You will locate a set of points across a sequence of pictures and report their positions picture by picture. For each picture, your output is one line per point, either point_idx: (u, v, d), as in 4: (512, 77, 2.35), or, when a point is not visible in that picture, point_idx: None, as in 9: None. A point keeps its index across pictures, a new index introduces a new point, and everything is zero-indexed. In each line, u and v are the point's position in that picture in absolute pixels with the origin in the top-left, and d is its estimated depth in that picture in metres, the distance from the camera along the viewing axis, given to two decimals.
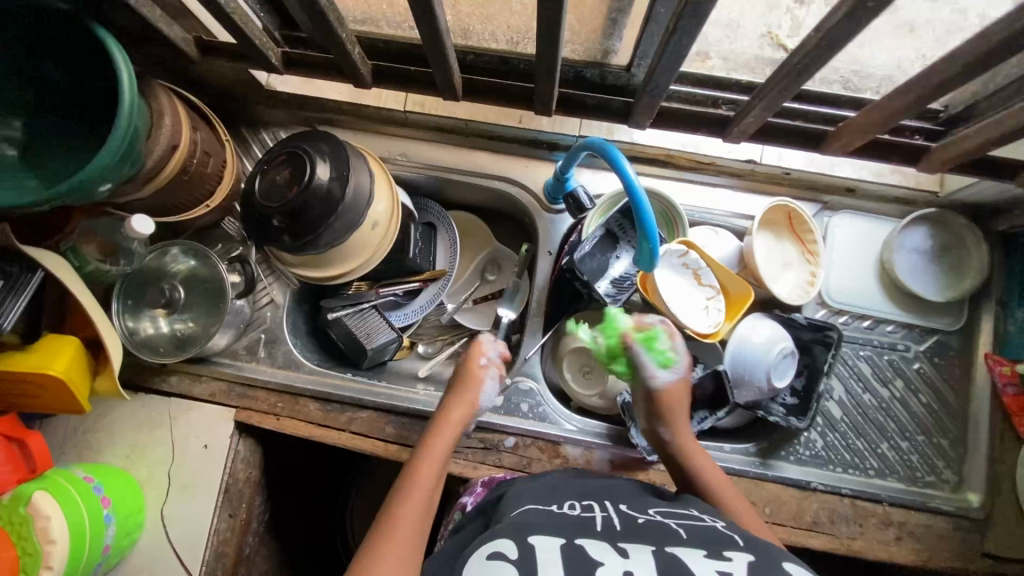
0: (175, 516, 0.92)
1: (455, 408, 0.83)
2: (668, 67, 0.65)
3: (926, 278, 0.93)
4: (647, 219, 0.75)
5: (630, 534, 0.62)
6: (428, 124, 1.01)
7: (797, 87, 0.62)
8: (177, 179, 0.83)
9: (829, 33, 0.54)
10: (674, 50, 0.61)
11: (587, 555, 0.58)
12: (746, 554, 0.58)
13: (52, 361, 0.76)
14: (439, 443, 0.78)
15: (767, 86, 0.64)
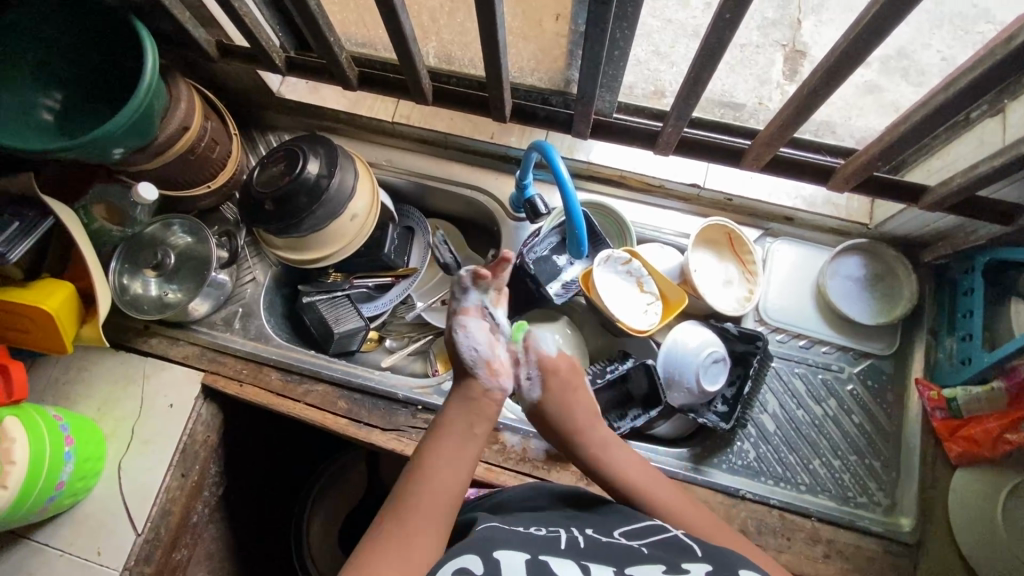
0: (131, 468, 0.97)
1: (469, 397, 0.72)
2: (595, 77, 0.77)
3: (860, 304, 0.98)
4: (575, 211, 0.88)
5: (594, 549, 0.59)
6: (413, 136, 1.14)
7: (698, 95, 0.75)
8: (184, 157, 0.96)
9: (712, 41, 0.66)
10: (592, 57, 0.73)
11: (548, 568, 0.55)
12: (705, 565, 0.57)
13: (46, 298, 0.85)
14: (455, 431, 0.68)
15: (676, 101, 0.78)
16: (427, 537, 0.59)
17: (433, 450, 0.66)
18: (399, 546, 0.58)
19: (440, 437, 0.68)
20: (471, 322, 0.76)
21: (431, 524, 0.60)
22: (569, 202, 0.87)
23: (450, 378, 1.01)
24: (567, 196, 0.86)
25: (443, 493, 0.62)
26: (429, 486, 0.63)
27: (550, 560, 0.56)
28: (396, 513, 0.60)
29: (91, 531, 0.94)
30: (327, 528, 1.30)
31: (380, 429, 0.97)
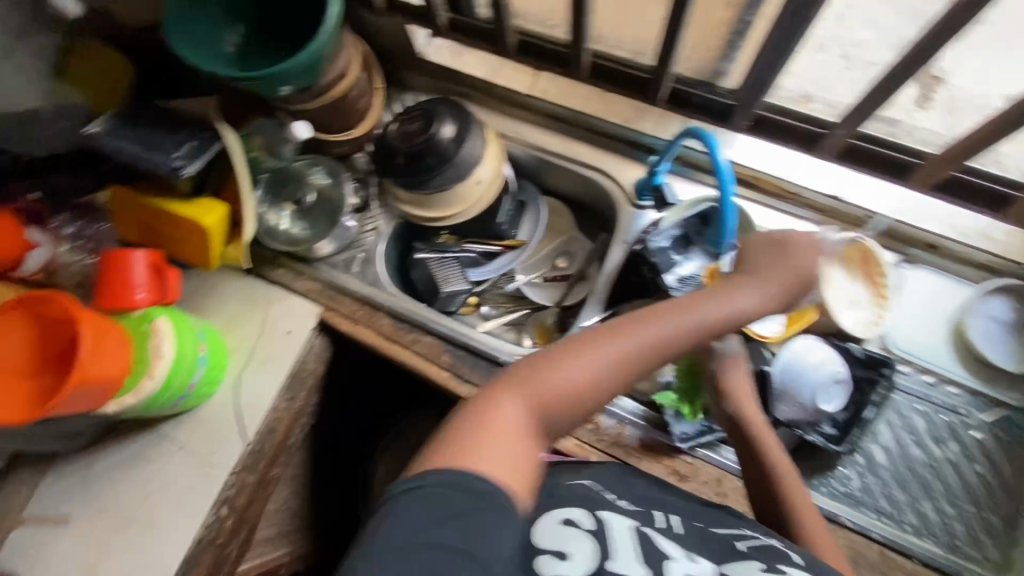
0: (246, 383, 1.04)
1: (728, 294, 0.78)
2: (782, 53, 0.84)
3: (1002, 348, 0.92)
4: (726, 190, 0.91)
5: (693, 536, 0.67)
6: (544, 110, 1.14)
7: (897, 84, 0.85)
8: (338, 103, 1.01)
9: None
10: None
11: (654, 543, 0.65)
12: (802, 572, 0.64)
13: (206, 216, 0.93)
14: (701, 313, 0.75)
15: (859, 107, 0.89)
16: (618, 372, 0.70)
17: (678, 312, 0.74)
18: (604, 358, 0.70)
19: (679, 303, 0.76)
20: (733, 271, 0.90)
21: (619, 367, 0.70)
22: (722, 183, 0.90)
23: None
24: (722, 178, 0.90)
25: (650, 348, 0.72)
26: (647, 337, 0.72)
27: (653, 536, 0.65)
28: (621, 329, 0.72)
29: (207, 433, 1.03)
30: (394, 475, 1.37)
31: (480, 388, 0.99)
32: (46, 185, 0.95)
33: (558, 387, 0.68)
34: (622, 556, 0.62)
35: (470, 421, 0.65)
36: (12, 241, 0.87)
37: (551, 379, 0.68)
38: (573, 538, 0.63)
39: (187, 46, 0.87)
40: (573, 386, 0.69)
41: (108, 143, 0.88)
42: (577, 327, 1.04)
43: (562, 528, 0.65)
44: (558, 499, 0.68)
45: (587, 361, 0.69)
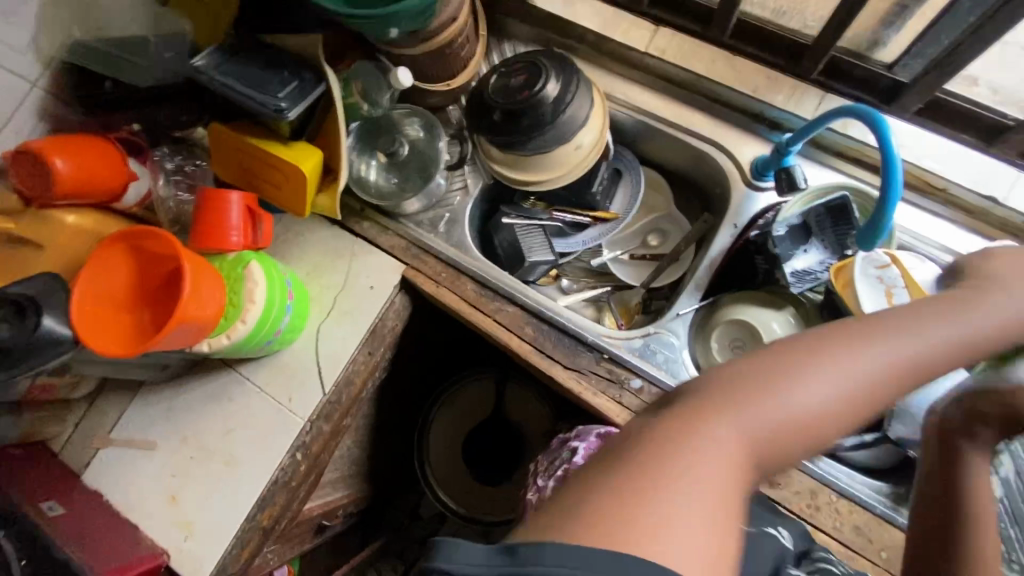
0: (327, 334, 1.04)
1: (965, 308, 0.60)
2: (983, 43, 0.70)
3: None
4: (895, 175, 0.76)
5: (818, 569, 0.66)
6: (656, 71, 1.04)
7: None
8: (442, 50, 0.94)
9: None
10: None
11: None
12: None
13: (303, 161, 0.90)
14: (935, 333, 0.56)
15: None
16: (844, 405, 0.53)
17: (886, 333, 0.55)
18: (818, 385, 0.52)
19: (902, 316, 0.57)
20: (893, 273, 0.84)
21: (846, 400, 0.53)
22: (891, 173, 0.77)
23: (641, 337, 0.97)
24: (892, 170, 0.76)
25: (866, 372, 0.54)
26: (878, 365, 0.54)
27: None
28: (821, 347, 0.54)
29: (288, 378, 1.04)
30: (448, 435, 1.41)
31: (563, 366, 0.96)
32: (145, 116, 0.93)
33: (788, 423, 0.52)
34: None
35: (617, 469, 0.47)
36: (114, 173, 0.87)
37: (763, 415, 0.51)
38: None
39: None
40: (806, 425, 0.52)
41: (213, 77, 0.85)
42: (673, 315, 0.98)
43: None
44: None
45: (783, 391, 0.52)
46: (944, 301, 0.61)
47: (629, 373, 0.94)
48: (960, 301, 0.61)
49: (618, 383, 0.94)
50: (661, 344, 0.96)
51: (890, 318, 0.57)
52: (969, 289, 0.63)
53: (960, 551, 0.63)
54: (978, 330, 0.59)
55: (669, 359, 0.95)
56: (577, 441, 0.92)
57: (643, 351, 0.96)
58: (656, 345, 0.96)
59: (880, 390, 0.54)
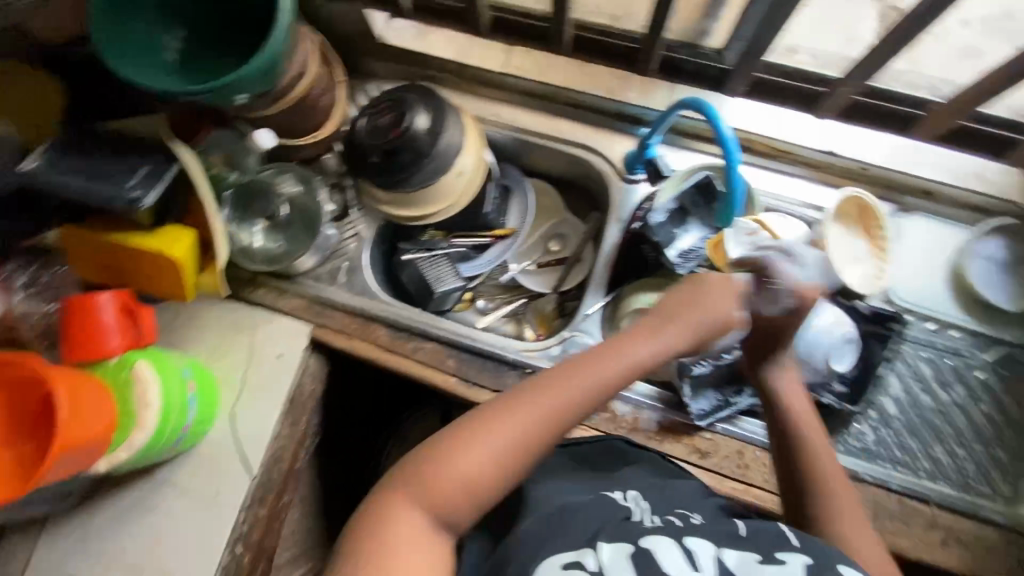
0: (243, 415, 0.99)
1: (639, 342, 0.76)
2: None
3: (999, 287, 0.93)
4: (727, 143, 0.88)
5: (694, 531, 0.64)
6: (520, 88, 1.08)
7: None
8: (299, 105, 0.93)
9: None
10: None
11: (654, 557, 0.59)
12: (802, 556, 0.59)
13: (174, 246, 0.86)
14: (598, 375, 0.72)
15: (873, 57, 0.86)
16: (514, 450, 0.68)
17: (562, 386, 0.70)
18: (495, 438, 0.67)
19: (571, 364, 0.73)
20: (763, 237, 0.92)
21: (506, 442, 0.67)
22: (730, 155, 0.89)
23: (558, 343, 1.00)
24: (731, 151, 0.88)
25: (528, 419, 0.68)
26: (551, 411, 0.69)
27: (653, 549, 0.60)
28: (493, 414, 0.69)
29: (210, 472, 0.97)
30: None
31: (490, 390, 0.96)
32: None
33: (463, 479, 0.66)
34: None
35: (348, 556, 0.63)
36: None
37: (446, 474, 0.66)
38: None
39: (126, 63, 0.79)
40: (485, 470, 0.67)
41: (49, 180, 0.80)
42: (581, 316, 1.02)
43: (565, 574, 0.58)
44: (551, 542, 0.62)
45: (463, 451, 0.67)
46: (619, 341, 0.76)
47: None
48: (629, 337, 0.76)
49: None
50: (578, 346, 0.99)
51: (566, 368, 0.72)
52: (641, 327, 0.77)
53: (805, 466, 0.77)
54: (639, 361, 0.75)
55: None
56: None
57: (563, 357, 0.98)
58: (574, 347, 0.99)
59: (544, 428, 0.69)
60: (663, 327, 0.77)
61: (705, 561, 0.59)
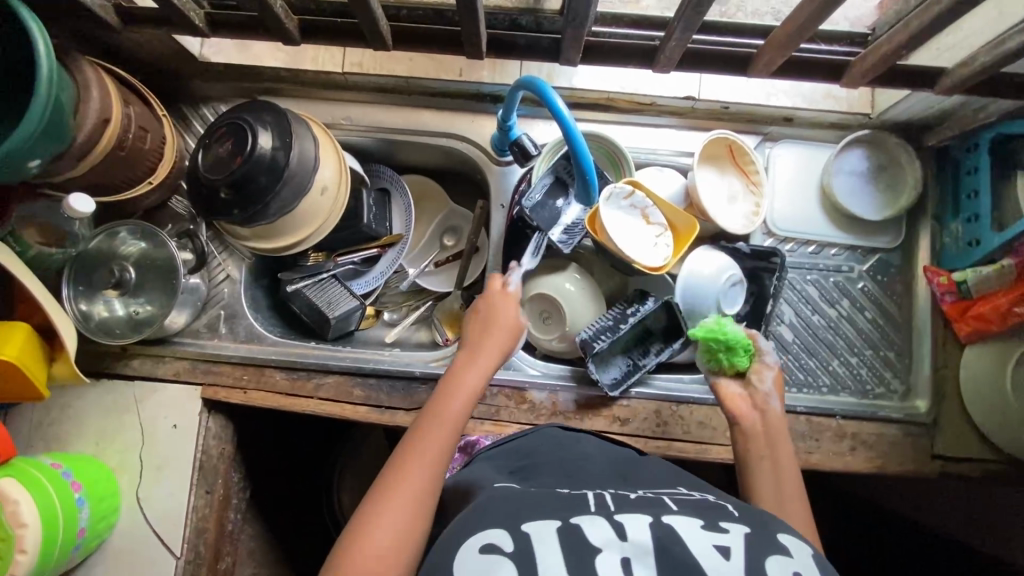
0: (150, 496, 0.92)
1: (475, 367, 0.75)
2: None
3: (866, 199, 0.96)
4: (584, 159, 0.79)
5: (625, 507, 0.56)
6: (368, 85, 1.01)
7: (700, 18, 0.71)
8: (113, 156, 0.82)
9: None
10: None
11: (584, 534, 0.51)
12: (742, 525, 0.54)
13: (4, 347, 0.76)
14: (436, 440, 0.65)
15: (681, 10, 0.71)
16: (427, 474, 0.62)
17: (422, 450, 0.63)
18: (394, 521, 0.57)
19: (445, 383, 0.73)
20: (642, 198, 0.91)
21: (424, 473, 0.62)
22: (578, 148, 0.78)
23: None
24: (575, 142, 0.77)
25: (431, 443, 0.65)
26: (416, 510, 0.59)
27: (582, 525, 0.52)
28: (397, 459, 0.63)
29: (128, 566, 0.90)
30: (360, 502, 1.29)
31: (405, 409, 0.93)
32: None
33: (390, 540, 0.56)
34: (546, 561, 0.49)
35: None
36: None
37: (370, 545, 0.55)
38: (495, 566, 0.49)
39: None
40: (401, 554, 0.56)
41: None
42: None
43: (483, 560, 0.49)
44: (483, 518, 0.53)
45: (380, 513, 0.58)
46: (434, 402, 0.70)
47: None
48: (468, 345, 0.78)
49: None
50: None
51: (417, 432, 0.66)
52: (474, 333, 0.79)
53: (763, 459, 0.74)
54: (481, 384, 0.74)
55: None
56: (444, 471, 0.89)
57: None
58: None
59: (444, 441, 0.66)
60: (485, 342, 0.78)
61: (637, 534, 0.51)
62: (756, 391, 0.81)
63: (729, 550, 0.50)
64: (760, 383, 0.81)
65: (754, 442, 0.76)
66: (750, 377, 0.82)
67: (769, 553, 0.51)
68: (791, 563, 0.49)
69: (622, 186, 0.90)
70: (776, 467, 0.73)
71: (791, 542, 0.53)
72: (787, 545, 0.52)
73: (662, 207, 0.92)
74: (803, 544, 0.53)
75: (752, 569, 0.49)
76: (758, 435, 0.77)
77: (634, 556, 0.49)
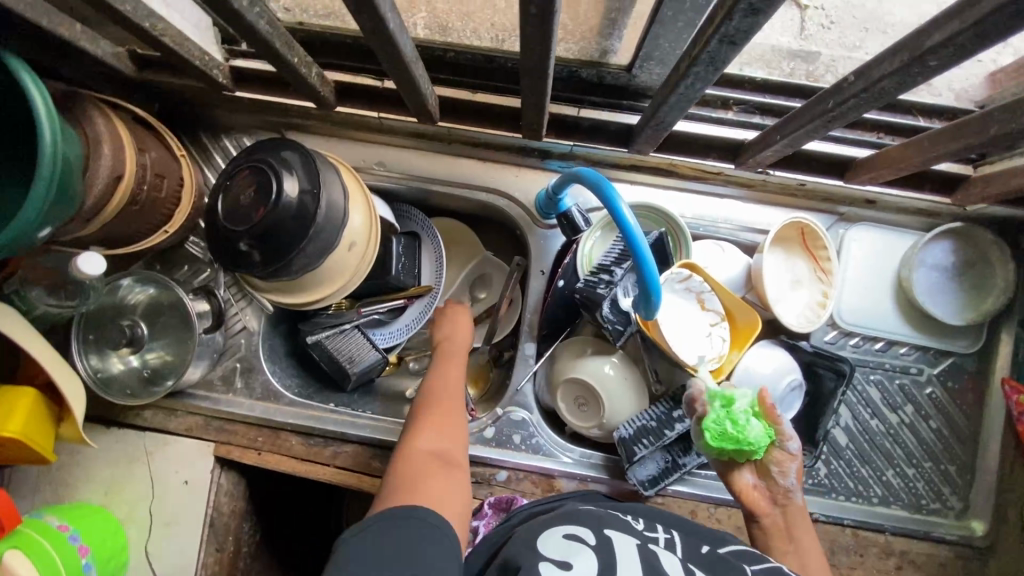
0: (158, 552, 0.89)
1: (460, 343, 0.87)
2: (680, 109, 0.63)
3: (946, 299, 0.87)
4: (642, 257, 0.65)
5: (703, 558, 0.60)
6: (405, 129, 0.91)
7: (819, 133, 0.62)
8: (127, 210, 0.75)
9: (878, 81, 0.50)
10: (687, 90, 0.57)
11: (659, 564, 0.56)
12: None
13: (7, 421, 0.72)
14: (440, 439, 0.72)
15: (784, 128, 0.65)
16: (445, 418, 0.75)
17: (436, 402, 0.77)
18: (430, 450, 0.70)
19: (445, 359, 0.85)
20: (697, 281, 0.82)
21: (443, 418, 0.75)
22: (636, 249, 0.65)
23: (492, 423, 0.90)
24: (634, 243, 0.65)
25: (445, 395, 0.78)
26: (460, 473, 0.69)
27: (658, 555, 0.58)
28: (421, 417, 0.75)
29: None
30: None
31: None
32: None
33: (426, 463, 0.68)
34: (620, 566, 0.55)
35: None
36: None
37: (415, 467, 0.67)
38: (572, 551, 0.56)
39: None
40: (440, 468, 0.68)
41: None
42: (513, 389, 0.91)
43: (566, 544, 0.58)
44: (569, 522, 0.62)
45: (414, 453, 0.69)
46: (427, 400, 0.78)
47: (492, 468, 0.87)
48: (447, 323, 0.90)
49: (484, 481, 0.87)
50: (514, 424, 0.89)
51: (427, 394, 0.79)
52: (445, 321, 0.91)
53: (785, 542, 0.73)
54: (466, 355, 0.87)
55: (527, 437, 0.89)
56: (475, 522, 0.83)
57: (498, 439, 0.89)
58: (509, 427, 0.89)
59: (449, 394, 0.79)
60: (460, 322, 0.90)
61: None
62: (777, 484, 0.75)
63: None
64: (782, 477, 0.75)
65: (777, 540, 0.73)
66: (771, 470, 0.75)
67: None
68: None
69: (678, 269, 0.81)
70: (801, 562, 0.71)
71: None
72: None
73: (721, 291, 0.83)
74: None
75: None
76: (780, 532, 0.74)
77: None
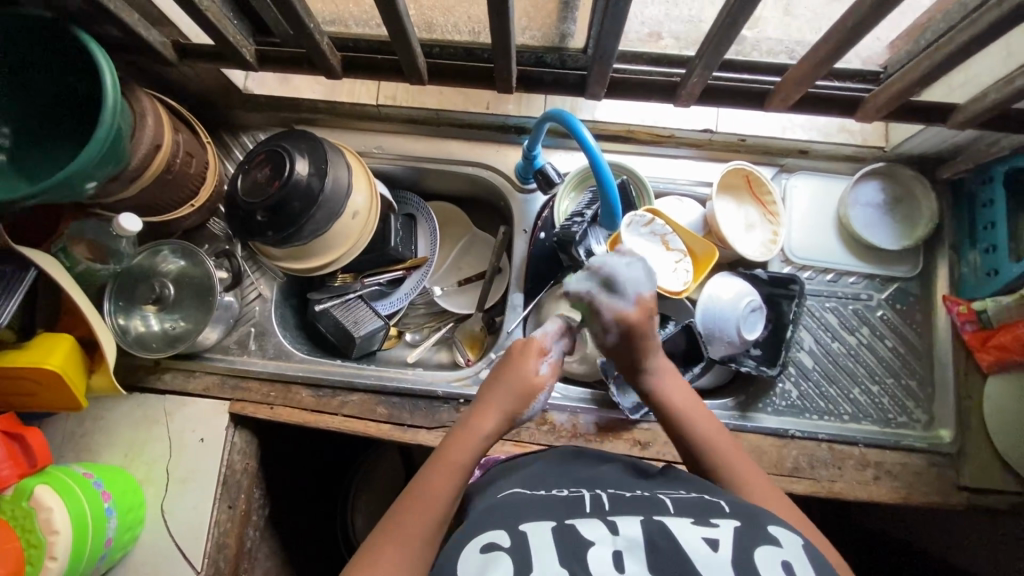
0: (174, 509, 0.93)
1: (502, 406, 0.72)
2: (614, 41, 0.77)
3: (882, 230, 0.98)
4: (605, 178, 0.84)
5: (618, 508, 0.59)
6: (400, 116, 1.07)
7: (725, 48, 0.75)
8: (160, 178, 0.87)
9: None
10: (614, 13, 0.71)
11: (577, 531, 0.55)
12: (732, 520, 0.57)
13: (48, 356, 0.80)
14: (409, 544, 0.60)
15: (702, 50, 0.77)
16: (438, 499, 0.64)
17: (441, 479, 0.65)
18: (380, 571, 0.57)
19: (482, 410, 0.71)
20: (661, 224, 0.92)
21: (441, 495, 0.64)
22: (600, 172, 0.83)
23: (486, 366, 0.99)
24: (599, 168, 0.83)
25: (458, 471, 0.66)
26: None
27: (576, 524, 0.56)
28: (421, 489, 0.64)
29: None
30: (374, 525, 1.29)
31: (427, 428, 0.94)
32: None
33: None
34: (541, 557, 0.52)
35: None
36: None
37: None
38: (494, 562, 0.52)
39: None
40: None
41: None
42: (505, 334, 1.01)
43: (483, 557, 0.53)
44: (484, 521, 0.57)
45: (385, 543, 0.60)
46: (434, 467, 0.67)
47: None
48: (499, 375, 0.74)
49: None
50: None
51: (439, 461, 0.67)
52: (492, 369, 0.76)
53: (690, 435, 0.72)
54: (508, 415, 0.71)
55: None
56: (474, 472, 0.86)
57: None
58: None
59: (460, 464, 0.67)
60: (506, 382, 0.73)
61: (629, 529, 0.55)
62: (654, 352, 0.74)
63: (718, 544, 0.53)
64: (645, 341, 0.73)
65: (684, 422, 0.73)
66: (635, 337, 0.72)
67: (760, 545, 0.54)
68: (779, 552, 0.52)
69: (641, 213, 0.92)
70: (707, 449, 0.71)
71: (781, 531, 0.56)
72: (777, 536, 0.55)
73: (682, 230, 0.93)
74: (792, 533, 0.56)
75: (740, 560, 0.52)
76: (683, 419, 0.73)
77: (625, 549, 0.53)
